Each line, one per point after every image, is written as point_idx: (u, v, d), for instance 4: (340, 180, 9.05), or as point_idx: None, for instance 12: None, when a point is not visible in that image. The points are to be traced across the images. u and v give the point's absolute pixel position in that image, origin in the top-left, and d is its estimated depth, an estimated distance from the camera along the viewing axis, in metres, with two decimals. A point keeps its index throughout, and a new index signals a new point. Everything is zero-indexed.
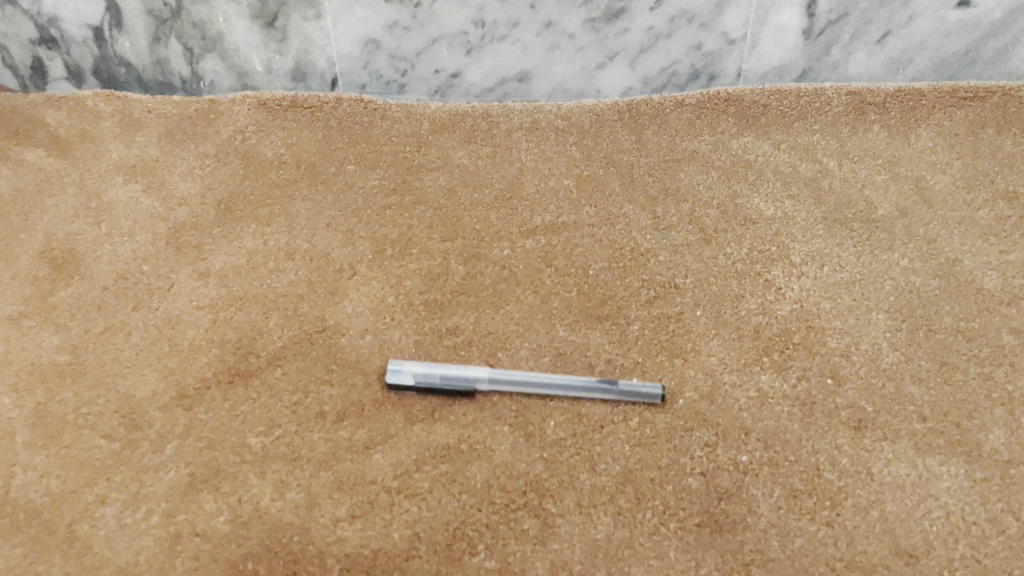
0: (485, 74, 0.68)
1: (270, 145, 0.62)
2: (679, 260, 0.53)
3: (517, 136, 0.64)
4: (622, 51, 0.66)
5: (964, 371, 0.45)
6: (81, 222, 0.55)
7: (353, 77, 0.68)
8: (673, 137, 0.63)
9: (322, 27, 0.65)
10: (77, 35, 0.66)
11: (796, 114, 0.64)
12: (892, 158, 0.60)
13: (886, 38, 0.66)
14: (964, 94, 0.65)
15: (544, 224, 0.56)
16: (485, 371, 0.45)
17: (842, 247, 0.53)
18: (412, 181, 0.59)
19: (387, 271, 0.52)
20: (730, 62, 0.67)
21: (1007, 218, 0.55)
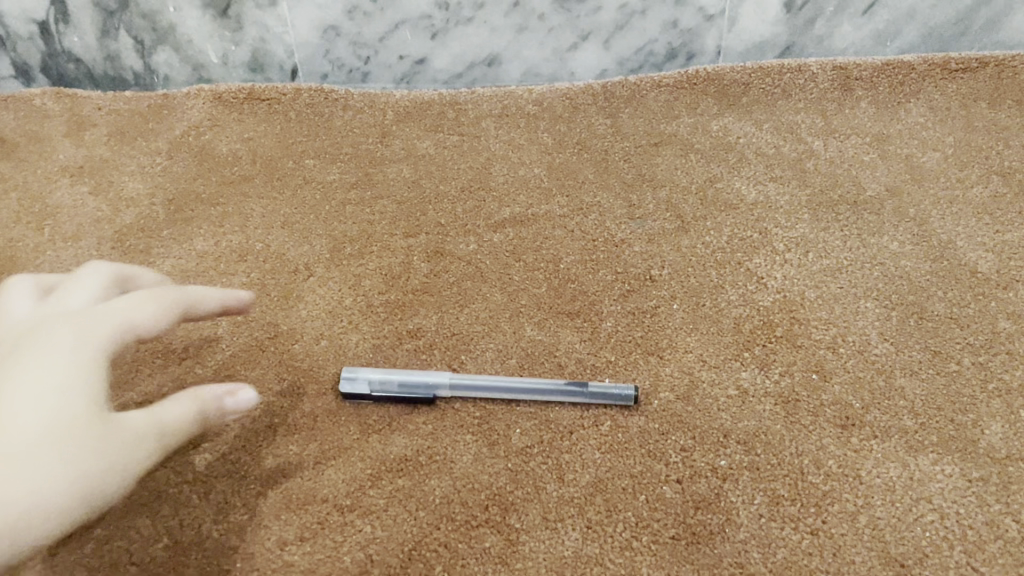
0: (452, 58, 0.65)
1: (225, 141, 0.59)
2: (656, 251, 0.50)
3: (486, 123, 0.61)
4: (594, 31, 0.63)
5: (959, 362, 0.42)
6: (23, 227, 0.52)
7: (314, 66, 0.65)
8: (650, 120, 0.60)
9: (278, 14, 0.62)
10: (22, 30, 0.63)
11: (778, 92, 0.61)
12: (881, 136, 0.57)
13: (872, 9, 0.62)
14: (956, 65, 0.61)
15: (513, 216, 0.53)
16: (445, 376, 0.42)
17: (827, 231, 0.50)
18: (374, 173, 0.57)
19: (346, 271, 0.49)
20: (708, 39, 0.64)
21: (1002, 196, 0.52)
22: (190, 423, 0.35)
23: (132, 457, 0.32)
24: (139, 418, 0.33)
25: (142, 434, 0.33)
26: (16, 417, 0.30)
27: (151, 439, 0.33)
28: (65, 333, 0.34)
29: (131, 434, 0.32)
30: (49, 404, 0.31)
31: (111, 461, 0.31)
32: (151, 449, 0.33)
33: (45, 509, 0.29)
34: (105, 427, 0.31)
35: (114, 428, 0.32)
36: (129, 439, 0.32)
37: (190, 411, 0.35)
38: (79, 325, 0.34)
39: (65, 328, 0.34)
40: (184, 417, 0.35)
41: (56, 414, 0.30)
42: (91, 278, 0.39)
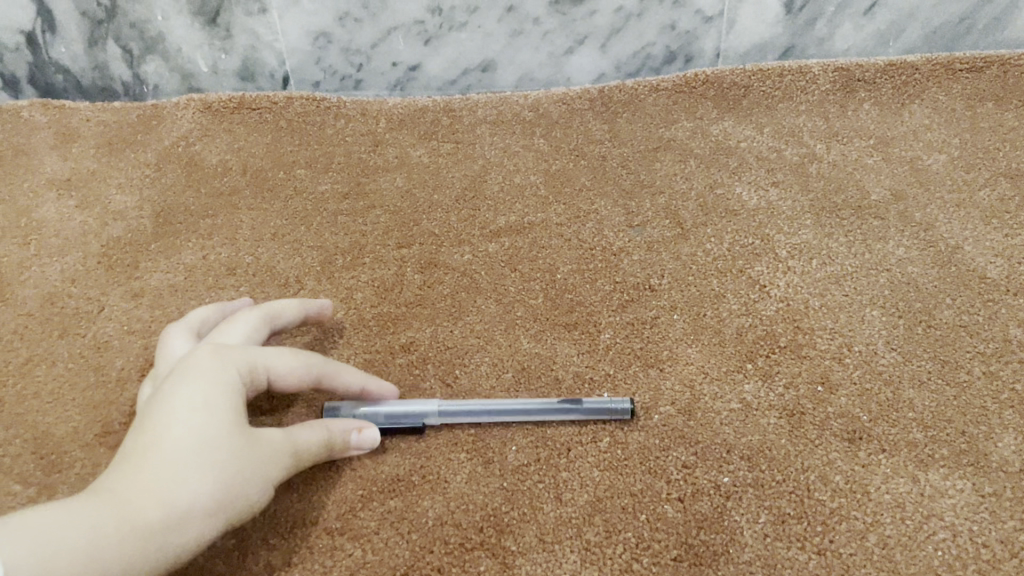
0: (445, 65, 0.63)
1: (215, 151, 0.58)
2: (654, 259, 0.49)
3: (481, 130, 0.60)
4: (590, 35, 0.62)
5: (969, 372, 0.41)
6: (8, 243, 0.51)
7: (306, 74, 0.64)
8: (649, 125, 0.59)
9: (268, 21, 0.60)
10: (8, 40, 0.62)
11: (779, 95, 0.60)
12: (885, 138, 0.56)
13: (874, 9, 0.61)
14: (961, 65, 0.60)
15: (509, 224, 0.52)
16: (433, 407, 0.40)
17: (832, 237, 0.49)
18: (367, 183, 0.55)
19: (337, 284, 0.48)
20: (707, 42, 0.63)
21: (1011, 199, 0.51)
22: (323, 449, 0.36)
23: (266, 474, 0.33)
24: (274, 439, 0.34)
25: (276, 452, 0.34)
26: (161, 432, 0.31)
27: (283, 457, 0.34)
28: (206, 354, 0.35)
29: (265, 451, 0.33)
30: (196, 419, 0.31)
31: (247, 476, 0.32)
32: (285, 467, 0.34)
33: (189, 520, 0.30)
34: (246, 443, 0.32)
35: (253, 446, 0.33)
36: (264, 456, 0.33)
37: (324, 437, 0.36)
38: (219, 348, 0.35)
39: (205, 349, 0.35)
40: (315, 444, 0.36)
41: (199, 429, 0.31)
42: (240, 319, 0.40)
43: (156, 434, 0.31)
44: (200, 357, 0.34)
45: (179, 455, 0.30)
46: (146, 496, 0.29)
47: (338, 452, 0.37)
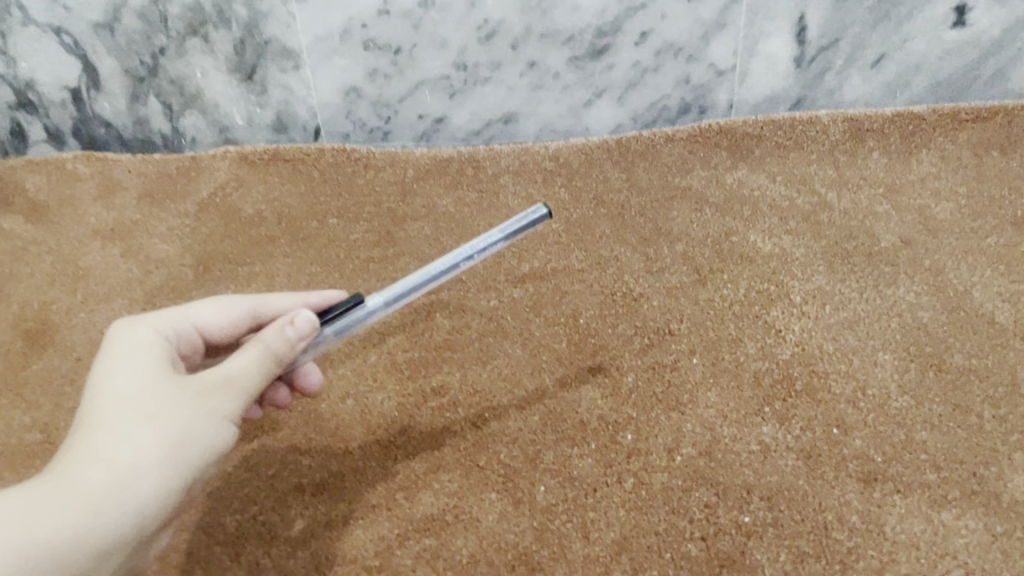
0: (470, 116, 0.66)
1: (252, 201, 0.61)
2: (673, 304, 0.51)
3: (504, 180, 0.62)
4: (608, 88, 0.65)
5: (979, 414, 0.43)
6: (57, 290, 0.54)
7: (336, 126, 0.67)
8: (666, 174, 0.62)
9: (302, 77, 0.64)
10: (54, 96, 0.65)
11: (791, 145, 0.62)
12: (893, 186, 0.58)
13: (881, 62, 0.63)
14: (965, 115, 0.62)
15: (532, 271, 0.54)
16: (370, 303, 0.38)
17: (844, 282, 0.51)
18: (396, 231, 0.58)
19: (370, 329, 0.50)
20: (720, 94, 0.65)
21: (1016, 245, 0.53)
22: (265, 368, 0.35)
23: (212, 409, 0.32)
24: (212, 375, 0.33)
25: (219, 384, 0.33)
26: (88, 412, 0.31)
27: (228, 389, 0.33)
28: (119, 328, 0.35)
29: (206, 388, 0.33)
30: (116, 388, 0.32)
31: (194, 418, 0.32)
32: (233, 397, 0.33)
33: (140, 475, 0.30)
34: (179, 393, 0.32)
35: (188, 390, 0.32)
36: (204, 394, 0.33)
37: (259, 356, 0.35)
38: (129, 322, 0.36)
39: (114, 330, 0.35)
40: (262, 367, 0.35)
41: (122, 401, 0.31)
42: None
43: (84, 415, 0.31)
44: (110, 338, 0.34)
45: (107, 430, 0.30)
46: (81, 475, 0.29)
47: (284, 356, 0.36)
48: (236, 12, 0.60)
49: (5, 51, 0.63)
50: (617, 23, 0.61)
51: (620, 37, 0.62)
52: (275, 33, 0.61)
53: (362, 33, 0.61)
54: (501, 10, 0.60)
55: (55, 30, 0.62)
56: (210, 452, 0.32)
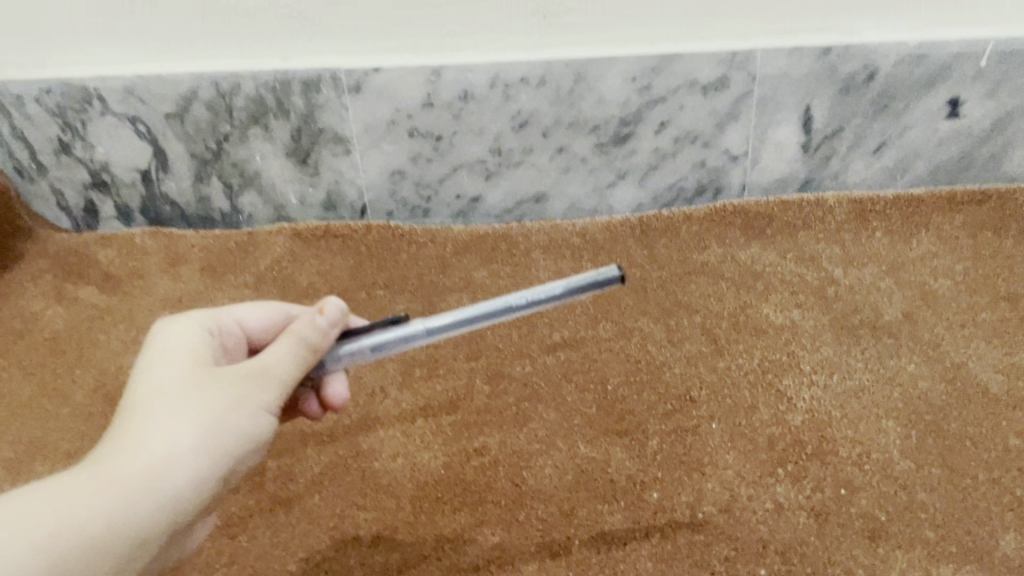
0: (503, 196, 0.72)
1: (305, 274, 0.67)
2: (693, 372, 0.56)
3: (536, 255, 0.68)
4: (631, 171, 0.70)
5: (974, 477, 0.47)
6: (131, 356, 0.59)
7: (381, 205, 0.73)
8: (685, 250, 0.67)
9: (351, 161, 0.70)
10: (126, 177, 0.72)
11: (800, 224, 0.68)
12: (895, 263, 0.63)
13: (882, 149, 0.68)
14: (961, 198, 0.68)
15: (563, 339, 0.59)
16: (420, 327, 0.41)
17: (850, 354, 0.56)
18: (438, 303, 0.64)
19: (416, 393, 0.56)
20: (734, 177, 0.71)
21: (1009, 320, 0.57)
22: (295, 358, 0.38)
23: (247, 398, 0.36)
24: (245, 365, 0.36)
25: (251, 374, 0.36)
26: (128, 406, 0.34)
27: (260, 379, 0.36)
28: (158, 326, 0.38)
29: (241, 382, 0.36)
30: (154, 384, 0.34)
31: (228, 407, 0.35)
32: (265, 389, 0.37)
33: (179, 460, 0.33)
34: (214, 386, 0.35)
35: (220, 382, 0.35)
36: (239, 387, 0.36)
37: (290, 347, 0.38)
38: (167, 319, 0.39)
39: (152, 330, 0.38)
40: (287, 360, 0.38)
41: (161, 394, 0.34)
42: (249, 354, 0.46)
43: (125, 409, 0.34)
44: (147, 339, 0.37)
45: (148, 420, 0.33)
46: (124, 461, 0.32)
47: (318, 345, 0.39)
48: (294, 104, 0.67)
49: (85, 138, 0.70)
50: (639, 113, 0.67)
51: (642, 126, 0.68)
52: (329, 122, 0.68)
53: (408, 122, 0.68)
54: (534, 102, 0.67)
55: (130, 119, 0.68)
56: (246, 440, 0.35)
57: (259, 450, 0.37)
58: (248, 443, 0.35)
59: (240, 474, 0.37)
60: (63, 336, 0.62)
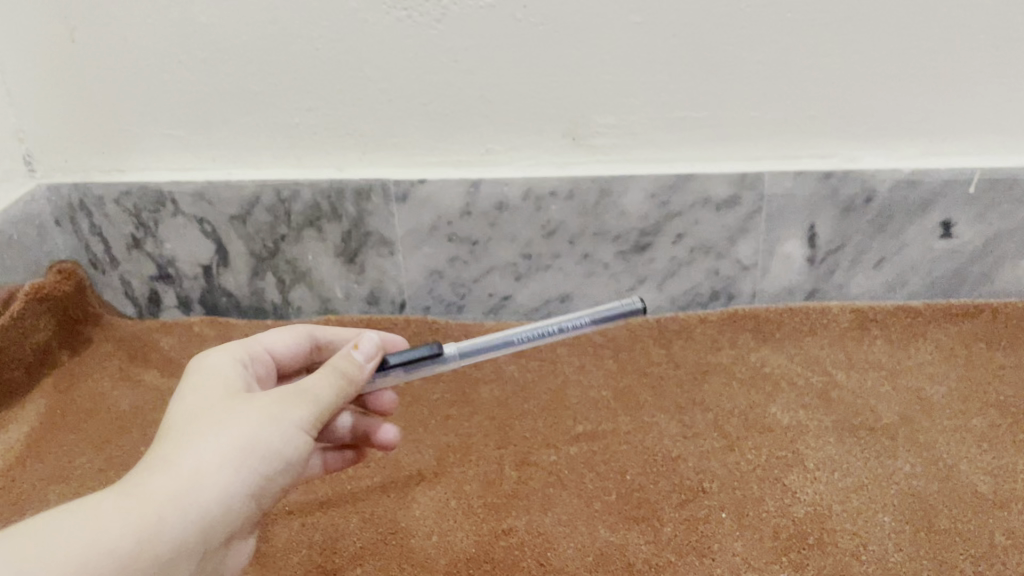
0: (532, 296, 0.78)
1: None
2: (706, 466, 0.60)
3: (561, 351, 0.74)
4: (649, 277, 0.77)
5: (963, 570, 0.51)
6: None
7: (419, 300, 0.79)
8: (699, 351, 0.72)
9: (395, 261, 0.77)
10: (189, 271, 0.79)
11: (807, 330, 0.73)
12: (894, 371, 0.68)
13: (882, 263, 0.74)
14: (956, 310, 0.73)
15: (586, 431, 0.64)
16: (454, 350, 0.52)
17: (850, 452, 0.60)
18: (470, 392, 0.69)
19: (449, 476, 0.61)
20: (745, 285, 0.77)
21: (999, 425, 0.62)
22: (325, 380, 0.45)
23: (273, 415, 0.41)
24: (274, 390, 0.43)
25: (278, 396, 0.42)
26: (165, 438, 0.40)
27: (287, 398, 0.42)
28: (197, 370, 0.46)
29: (268, 403, 0.42)
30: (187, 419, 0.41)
31: (254, 426, 0.41)
32: (296, 406, 0.42)
33: (204, 475, 0.38)
34: (239, 414, 0.41)
35: (247, 408, 0.42)
36: (266, 408, 0.42)
37: (323, 371, 0.45)
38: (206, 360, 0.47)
39: (190, 375, 0.45)
40: (315, 383, 0.44)
41: (190, 428, 0.40)
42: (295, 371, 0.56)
43: (162, 440, 0.40)
44: (185, 384, 0.44)
45: (179, 446, 0.39)
46: (153, 481, 0.37)
47: (352, 372, 0.47)
48: (346, 209, 0.74)
49: (156, 235, 0.77)
50: (658, 225, 0.74)
51: (660, 237, 0.74)
52: (377, 226, 0.75)
53: (447, 228, 0.75)
54: (562, 213, 0.74)
55: (198, 220, 0.76)
56: (275, 459, 0.41)
57: (290, 469, 0.42)
58: (276, 461, 0.41)
59: (274, 490, 0.42)
60: (127, 415, 0.68)
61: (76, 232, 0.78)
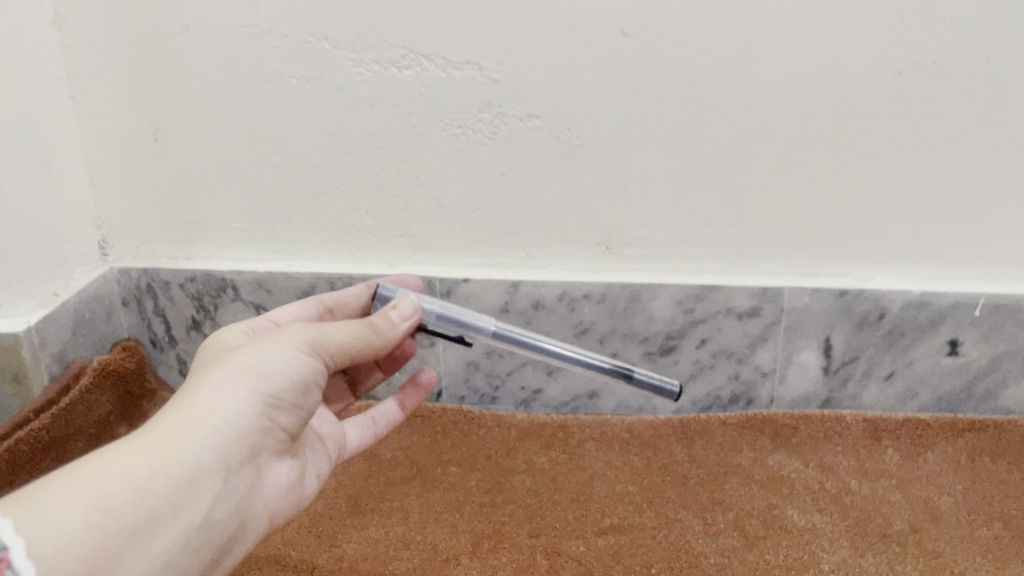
0: (562, 390, 0.83)
1: (390, 447, 0.78)
2: (727, 564, 0.64)
3: (589, 445, 0.79)
4: (673, 378, 0.81)
5: None
6: None
7: (455, 390, 0.84)
8: (720, 453, 0.77)
9: (435, 351, 0.82)
10: None
11: (821, 437, 0.78)
12: (904, 480, 0.73)
13: (892, 377, 0.79)
14: (962, 426, 0.78)
15: (612, 524, 0.68)
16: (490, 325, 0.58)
17: (863, 557, 0.64)
18: (503, 482, 0.74)
19: (484, 562, 0.64)
20: (763, 391, 0.81)
21: (1004, 537, 0.66)
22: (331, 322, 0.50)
23: (276, 344, 0.47)
24: (279, 331, 0.49)
25: (281, 333, 0.49)
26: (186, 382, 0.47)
27: (290, 332, 0.48)
28: (217, 345, 0.53)
29: (270, 338, 0.48)
30: (203, 367, 0.47)
31: (258, 353, 0.47)
32: (297, 336, 0.48)
33: (218, 394, 0.44)
34: (244, 349, 0.47)
35: (253, 344, 0.48)
36: (268, 342, 0.48)
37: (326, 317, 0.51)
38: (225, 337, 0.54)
39: (211, 349, 0.52)
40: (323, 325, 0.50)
41: (204, 370, 0.47)
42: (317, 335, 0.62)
43: (184, 384, 0.47)
44: (205, 355, 0.51)
45: (195, 381, 0.45)
46: (174, 407, 0.44)
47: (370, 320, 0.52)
48: None
49: (215, 318, 0.83)
50: (683, 330, 0.79)
51: (685, 341, 0.79)
52: None
53: (486, 323, 0.80)
54: (594, 315, 0.79)
55: (255, 306, 0.82)
56: (276, 378, 0.46)
57: (297, 387, 0.47)
58: (281, 379, 0.46)
59: (286, 410, 0.47)
60: None
61: (139, 312, 0.84)
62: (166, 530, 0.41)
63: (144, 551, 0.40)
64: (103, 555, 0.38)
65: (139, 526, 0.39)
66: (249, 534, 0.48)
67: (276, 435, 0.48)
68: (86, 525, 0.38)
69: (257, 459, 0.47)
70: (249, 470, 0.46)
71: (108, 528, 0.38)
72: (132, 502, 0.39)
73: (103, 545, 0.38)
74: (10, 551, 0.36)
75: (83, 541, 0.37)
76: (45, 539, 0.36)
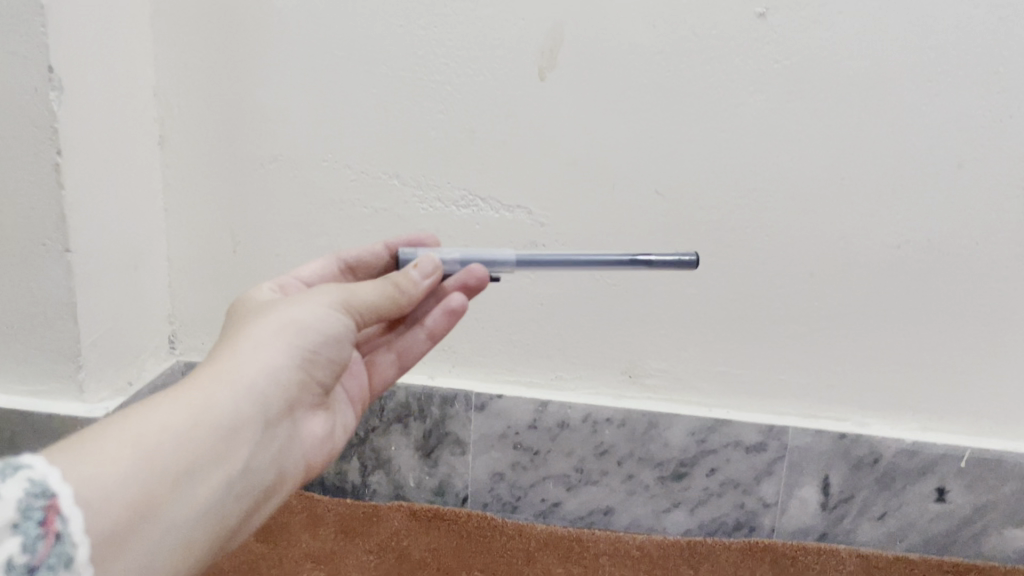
0: (579, 504, 0.90)
1: (418, 547, 0.85)
2: None
3: (602, 560, 0.85)
4: (683, 502, 0.88)
5: None
6: None
7: (480, 497, 0.91)
8: None
9: (465, 459, 0.89)
10: None
11: (818, 567, 0.84)
12: None
13: (884, 517, 0.86)
14: (948, 566, 0.84)
15: None
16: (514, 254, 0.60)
17: None
18: None
19: None
20: (765, 520, 0.88)
21: None
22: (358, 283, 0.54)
23: (310, 302, 0.52)
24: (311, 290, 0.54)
25: (316, 291, 0.53)
26: (227, 336, 0.50)
27: (323, 290, 0.53)
28: (250, 297, 0.56)
29: (306, 297, 0.52)
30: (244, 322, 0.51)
31: (294, 310, 0.51)
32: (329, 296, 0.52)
33: (259, 350, 0.48)
34: (281, 307, 0.51)
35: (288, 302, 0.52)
36: (304, 300, 0.52)
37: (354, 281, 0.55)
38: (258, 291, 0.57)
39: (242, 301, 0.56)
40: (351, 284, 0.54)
41: (243, 327, 0.51)
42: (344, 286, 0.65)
43: (225, 337, 0.50)
44: (238, 309, 0.55)
45: (238, 336, 0.49)
46: (220, 360, 0.47)
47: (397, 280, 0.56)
48: (431, 412, 0.88)
49: None
50: (695, 458, 0.86)
51: (696, 469, 0.87)
52: (455, 428, 0.88)
53: (514, 436, 0.88)
54: (614, 438, 0.87)
55: None
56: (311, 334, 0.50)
57: (331, 343, 0.51)
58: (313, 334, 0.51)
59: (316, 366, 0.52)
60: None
61: None
62: (203, 479, 0.43)
63: (196, 491, 0.43)
64: (150, 497, 0.40)
65: (183, 472, 0.42)
66: (280, 486, 0.51)
67: (307, 393, 0.53)
68: (129, 475, 0.39)
69: (289, 415, 0.51)
70: (277, 426, 0.50)
71: (166, 464, 0.41)
72: (173, 452, 0.42)
73: (147, 491, 0.40)
74: (58, 500, 0.35)
75: (127, 488, 0.39)
76: (83, 492, 0.37)
